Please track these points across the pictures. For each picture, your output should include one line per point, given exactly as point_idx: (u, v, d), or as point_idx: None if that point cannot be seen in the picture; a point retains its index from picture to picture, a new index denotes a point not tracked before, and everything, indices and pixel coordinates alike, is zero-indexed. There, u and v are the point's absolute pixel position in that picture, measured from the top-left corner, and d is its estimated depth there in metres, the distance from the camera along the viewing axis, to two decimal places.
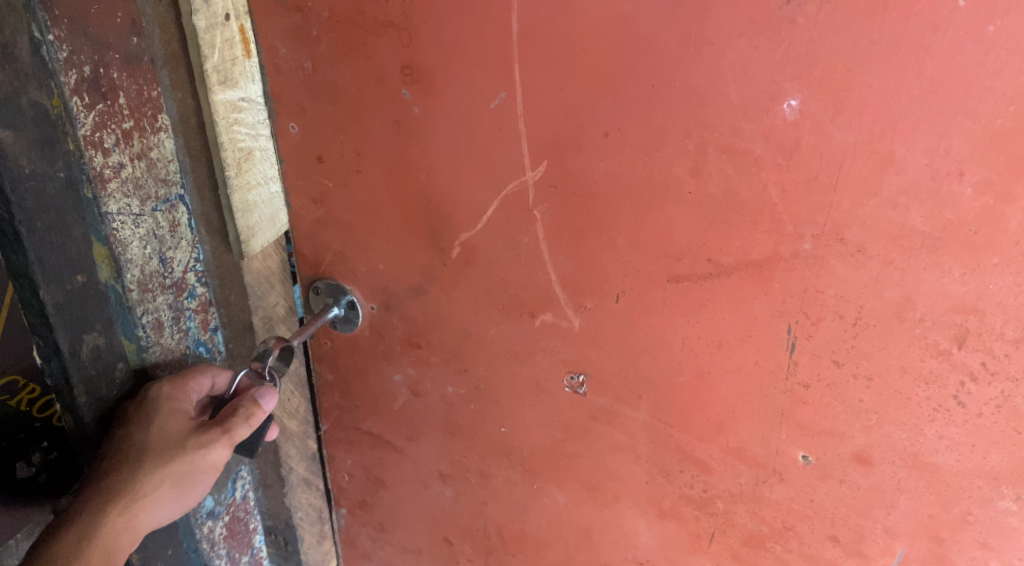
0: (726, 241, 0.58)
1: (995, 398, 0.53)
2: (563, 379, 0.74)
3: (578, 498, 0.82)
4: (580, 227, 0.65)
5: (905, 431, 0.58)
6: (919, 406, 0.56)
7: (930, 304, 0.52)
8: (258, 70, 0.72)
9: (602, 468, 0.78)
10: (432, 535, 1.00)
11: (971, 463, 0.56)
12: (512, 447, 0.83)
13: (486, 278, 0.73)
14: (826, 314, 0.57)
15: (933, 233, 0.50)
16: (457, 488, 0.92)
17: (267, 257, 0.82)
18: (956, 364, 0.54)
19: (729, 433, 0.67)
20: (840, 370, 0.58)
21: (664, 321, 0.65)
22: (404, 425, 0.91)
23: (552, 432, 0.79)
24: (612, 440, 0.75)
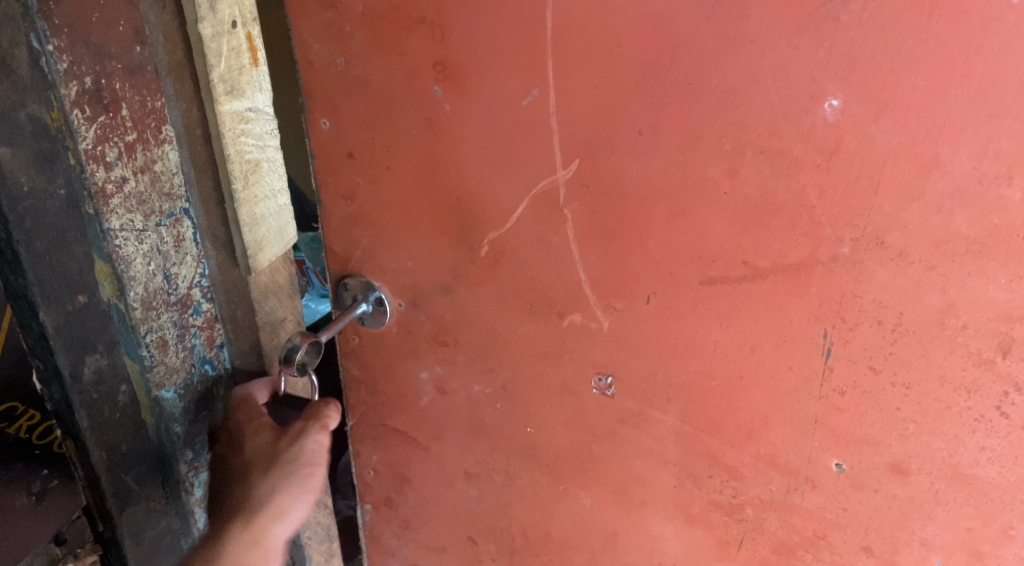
0: (761, 244, 0.57)
1: None
2: (591, 380, 0.74)
3: (604, 501, 0.81)
4: (610, 227, 0.64)
5: (944, 441, 0.56)
6: (960, 416, 0.55)
7: (973, 311, 0.51)
8: (265, 80, 0.73)
9: (629, 471, 0.77)
10: (456, 534, 1.00)
11: (1013, 476, 0.54)
12: (538, 447, 0.83)
13: (515, 278, 0.73)
14: (863, 320, 0.55)
15: (980, 239, 0.49)
16: (482, 487, 0.92)
17: (273, 271, 0.81)
18: (999, 374, 0.52)
19: (761, 439, 0.66)
20: (877, 377, 0.57)
21: (696, 325, 0.64)
22: (431, 422, 0.92)
23: (579, 434, 0.78)
24: (639, 444, 0.74)
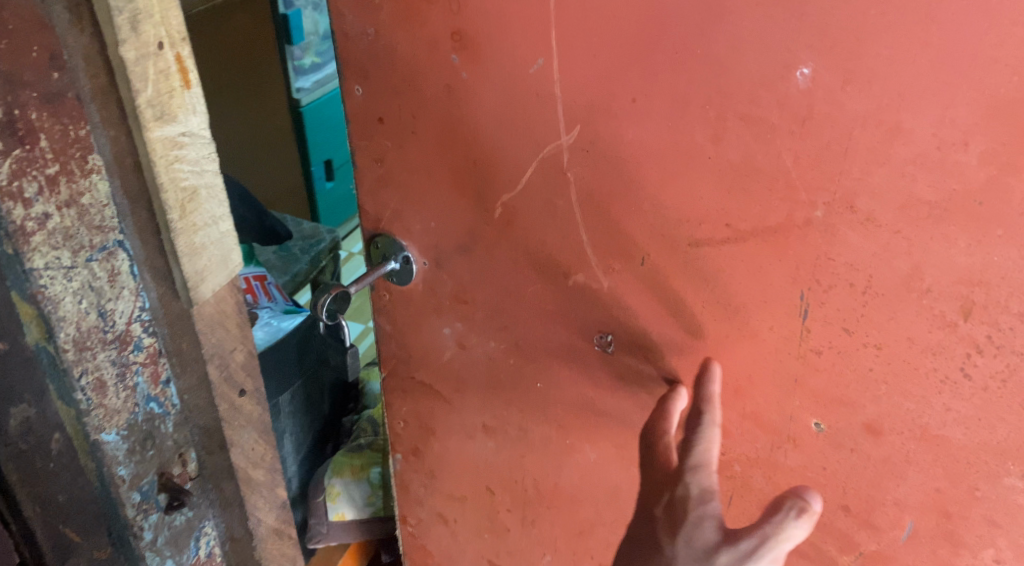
0: (744, 208, 0.60)
1: (1000, 371, 0.53)
2: (593, 338, 0.78)
3: (607, 455, 0.86)
4: (610, 190, 0.68)
5: (913, 402, 0.58)
6: (926, 376, 0.57)
7: (937, 274, 0.53)
8: (198, 102, 0.74)
9: (630, 426, 0.81)
10: (475, 484, 1.06)
11: (977, 438, 0.56)
12: (547, 402, 0.88)
13: (525, 239, 0.78)
14: (837, 282, 0.58)
15: (941, 203, 0.51)
16: (499, 440, 0.98)
17: (220, 301, 0.84)
18: (962, 336, 0.54)
19: (747, 398, 0.69)
20: (851, 338, 0.59)
21: (686, 285, 0.67)
22: (452, 377, 0.98)
23: (584, 390, 0.83)
24: (637, 399, 0.79)
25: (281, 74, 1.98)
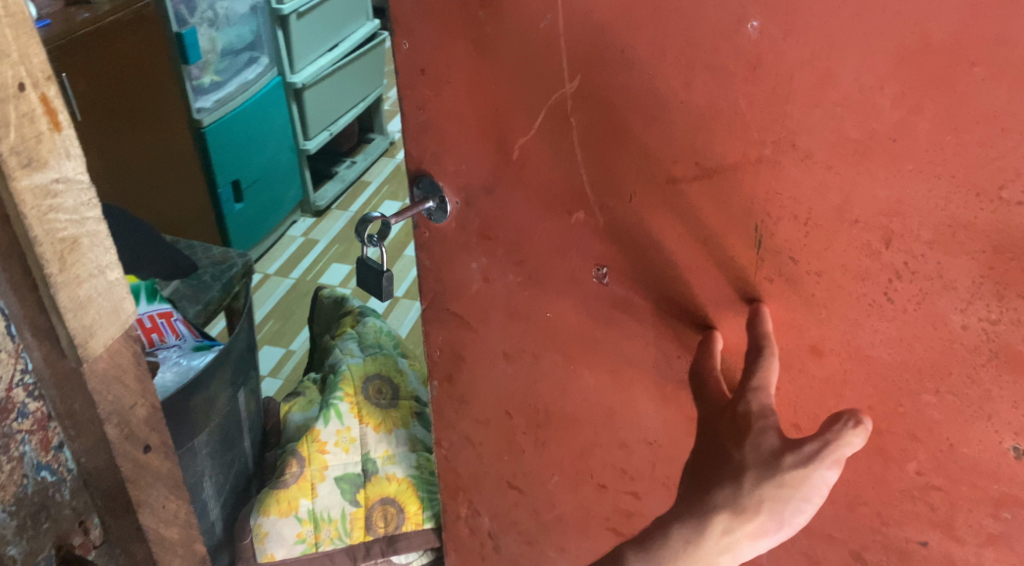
0: (710, 147, 0.69)
1: (916, 295, 0.60)
2: (590, 272, 0.88)
3: (603, 379, 0.97)
4: (607, 134, 0.77)
5: (847, 324, 0.66)
6: (857, 300, 0.64)
7: (863, 206, 0.60)
8: (74, 142, 0.60)
9: (622, 352, 0.92)
10: (496, 410, 1.14)
11: (900, 356, 0.64)
12: (555, 329, 0.98)
13: (537, 179, 0.87)
14: (784, 215, 0.66)
15: (867, 140, 0.58)
16: (517, 366, 1.07)
17: (115, 353, 0.68)
18: (884, 263, 0.61)
19: (713, 322, 0.79)
20: (796, 266, 0.67)
21: (664, 219, 0.77)
22: (479, 308, 1.05)
23: (585, 318, 0.93)
24: (627, 327, 0.89)
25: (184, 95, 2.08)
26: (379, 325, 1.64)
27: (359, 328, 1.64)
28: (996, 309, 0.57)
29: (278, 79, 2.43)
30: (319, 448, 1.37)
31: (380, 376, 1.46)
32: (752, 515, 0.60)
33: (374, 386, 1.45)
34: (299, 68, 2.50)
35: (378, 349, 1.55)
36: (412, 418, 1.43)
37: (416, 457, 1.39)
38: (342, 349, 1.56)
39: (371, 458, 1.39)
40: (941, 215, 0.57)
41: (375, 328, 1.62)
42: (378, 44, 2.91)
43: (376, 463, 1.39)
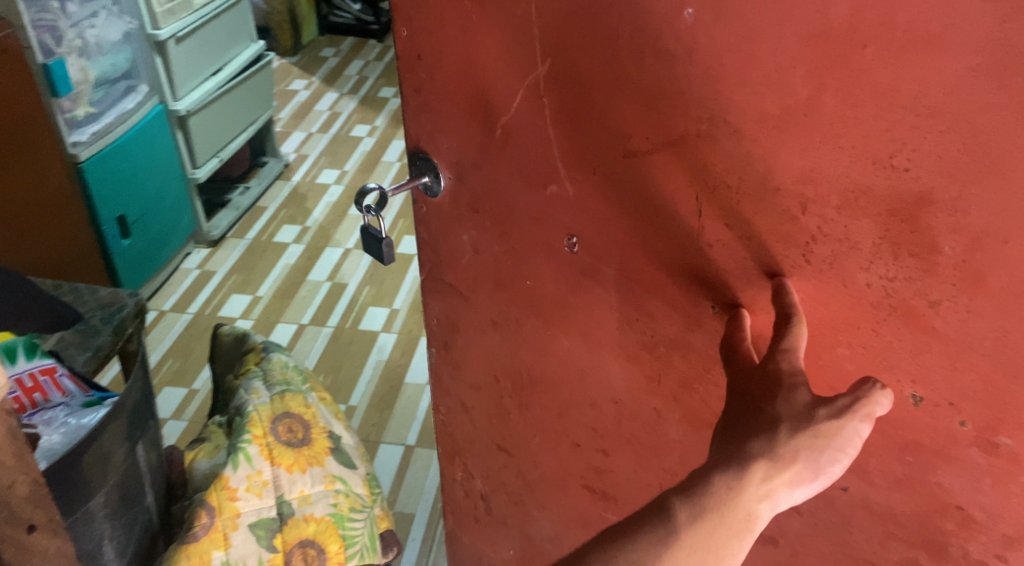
0: (657, 123, 0.75)
1: (827, 257, 0.68)
2: (563, 242, 0.95)
3: (576, 343, 1.04)
4: (579, 111, 0.82)
5: (774, 283, 0.73)
6: (781, 262, 0.71)
7: (783, 175, 0.67)
8: None
9: (591, 318, 0.99)
10: (486, 372, 1.21)
11: (819, 314, 0.71)
12: (534, 297, 1.05)
13: (518, 155, 0.93)
14: (720, 184, 0.73)
15: (783, 116, 0.65)
16: (505, 332, 1.13)
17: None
18: (802, 227, 0.68)
19: (667, 287, 0.86)
20: (731, 231, 0.74)
21: (622, 191, 0.83)
22: (470, 278, 1.12)
23: (561, 285, 1.00)
24: (595, 292, 0.96)
25: (62, 130, 2.04)
26: (284, 362, 1.50)
27: (263, 365, 1.49)
28: (894, 268, 0.64)
29: (159, 107, 2.43)
30: (229, 496, 1.23)
31: (291, 414, 1.40)
32: (792, 462, 0.61)
33: (285, 424, 1.38)
34: (180, 95, 2.50)
35: (287, 387, 1.45)
36: (325, 455, 1.40)
37: (332, 495, 1.36)
38: (247, 390, 1.42)
39: (287, 500, 1.30)
40: (846, 182, 0.64)
41: (280, 364, 1.49)
42: (264, 66, 2.98)
43: (292, 504, 1.30)
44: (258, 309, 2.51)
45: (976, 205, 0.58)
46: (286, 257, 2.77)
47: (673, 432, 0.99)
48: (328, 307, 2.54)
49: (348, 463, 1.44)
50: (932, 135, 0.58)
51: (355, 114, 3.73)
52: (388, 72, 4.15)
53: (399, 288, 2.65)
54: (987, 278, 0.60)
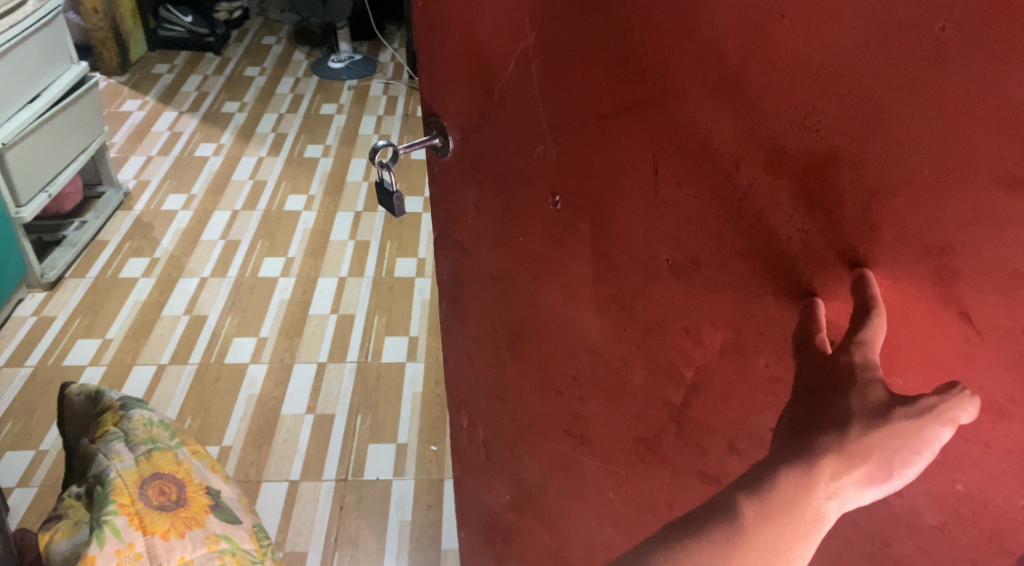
0: (593, 77, 0.59)
1: (750, 211, 0.52)
2: (543, 201, 0.71)
3: (559, 296, 0.77)
4: (560, 63, 0.61)
5: (705, 243, 0.57)
6: (718, 215, 0.55)
7: (724, 133, 0.51)
8: None
9: (567, 274, 0.74)
10: (488, 328, 0.92)
11: (756, 266, 0.54)
12: (504, 234, 0.81)
13: (494, 112, 0.73)
14: (670, 139, 0.55)
15: (743, 63, 0.48)
16: (505, 289, 0.85)
17: None
18: (735, 183, 0.52)
19: (623, 243, 0.65)
20: (678, 191, 0.57)
21: (573, 155, 0.65)
22: (477, 241, 0.86)
23: (552, 241, 0.74)
24: (570, 248, 0.72)
25: None
26: (148, 418, 1.17)
27: (122, 425, 1.15)
28: (809, 219, 0.49)
29: None
30: None
31: (162, 474, 1.09)
32: (864, 460, 0.45)
33: (155, 487, 1.07)
34: None
35: (153, 446, 1.12)
36: (204, 513, 1.09)
37: (217, 557, 1.05)
38: (106, 455, 1.09)
39: None
40: (800, 101, 0.46)
41: (143, 420, 1.15)
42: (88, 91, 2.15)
43: None
44: (111, 353, 1.83)
45: (883, 156, 0.44)
46: (136, 293, 2.02)
47: (636, 375, 0.71)
48: (188, 342, 1.87)
49: (232, 519, 1.13)
50: (864, 64, 0.43)
51: (200, 131, 2.74)
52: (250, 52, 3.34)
53: (266, 313, 1.97)
54: (883, 231, 0.46)
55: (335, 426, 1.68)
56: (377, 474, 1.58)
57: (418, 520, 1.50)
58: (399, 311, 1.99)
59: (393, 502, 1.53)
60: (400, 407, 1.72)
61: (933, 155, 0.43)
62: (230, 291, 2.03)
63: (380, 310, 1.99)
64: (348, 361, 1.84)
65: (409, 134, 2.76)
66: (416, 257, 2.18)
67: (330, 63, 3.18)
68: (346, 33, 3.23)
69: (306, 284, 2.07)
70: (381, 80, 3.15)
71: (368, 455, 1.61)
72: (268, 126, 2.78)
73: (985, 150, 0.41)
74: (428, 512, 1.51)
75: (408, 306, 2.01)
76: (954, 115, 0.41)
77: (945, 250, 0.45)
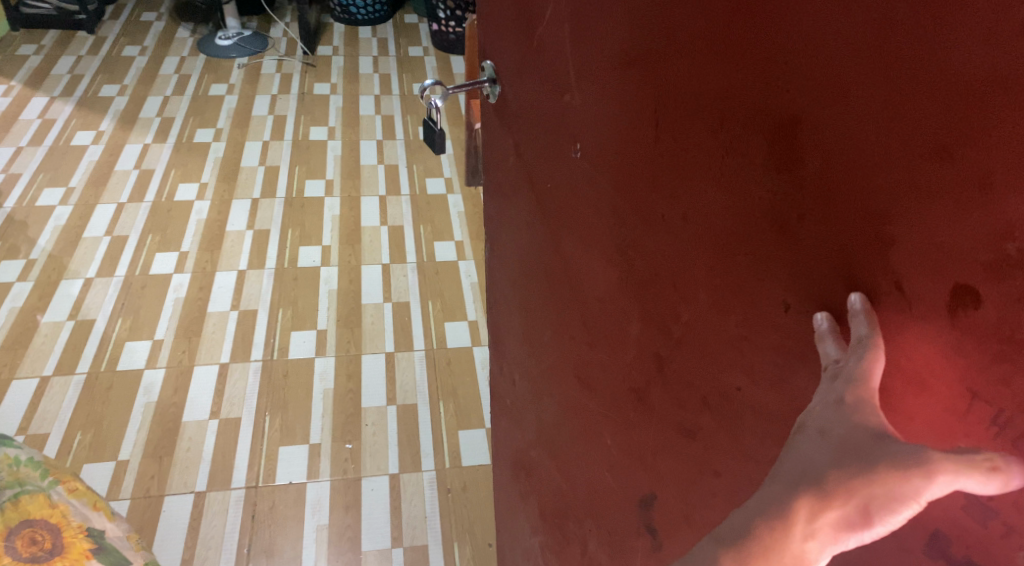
0: (610, 22, 0.55)
1: (731, 168, 0.45)
2: (570, 151, 0.67)
3: (574, 240, 0.70)
4: (592, 7, 0.58)
5: (695, 195, 0.49)
6: (705, 169, 0.47)
7: (713, 79, 0.45)
8: None
9: (576, 222, 0.69)
10: (519, 267, 0.88)
11: (737, 222, 0.46)
12: (534, 177, 0.77)
13: (534, 60, 0.71)
14: (668, 85, 0.50)
15: (731, 13, 0.43)
16: (535, 234, 0.80)
17: None
18: (718, 139, 0.46)
19: (628, 193, 0.58)
20: (673, 141, 0.50)
21: (591, 106, 0.61)
22: (511, 187, 0.86)
23: (571, 187, 0.68)
24: (583, 196, 0.66)
25: None
26: (13, 457, 0.93)
27: None
28: (793, 182, 0.41)
29: None
30: None
31: (32, 522, 0.90)
32: (841, 503, 0.37)
33: (23, 538, 0.89)
34: None
35: (19, 490, 0.91)
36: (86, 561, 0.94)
37: None
38: None
39: None
40: (772, 42, 0.40)
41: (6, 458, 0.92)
42: None
43: None
44: None
45: (836, 118, 0.37)
46: (11, 298, 1.90)
47: (633, 327, 0.61)
48: (74, 350, 1.78)
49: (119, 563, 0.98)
50: (825, 18, 0.37)
51: (75, 117, 2.58)
52: (128, 29, 3.17)
53: (161, 311, 1.90)
54: (835, 198, 0.38)
55: (241, 432, 1.63)
56: (289, 478, 1.55)
57: (335, 522, 1.48)
58: (304, 303, 1.95)
59: (309, 506, 1.50)
60: (311, 405, 1.69)
61: (874, 120, 0.35)
62: (119, 291, 1.94)
63: (284, 304, 1.94)
64: (251, 361, 1.78)
65: (306, 114, 2.70)
66: (319, 245, 2.13)
67: (216, 39, 3.07)
68: (232, 8, 3.11)
69: (202, 280, 1.99)
70: (273, 56, 3.05)
71: (279, 458, 1.58)
72: (152, 110, 2.65)
73: (925, 116, 0.33)
74: (345, 514, 1.49)
75: (314, 298, 1.96)
76: (894, 78, 0.34)
77: (882, 218, 0.36)
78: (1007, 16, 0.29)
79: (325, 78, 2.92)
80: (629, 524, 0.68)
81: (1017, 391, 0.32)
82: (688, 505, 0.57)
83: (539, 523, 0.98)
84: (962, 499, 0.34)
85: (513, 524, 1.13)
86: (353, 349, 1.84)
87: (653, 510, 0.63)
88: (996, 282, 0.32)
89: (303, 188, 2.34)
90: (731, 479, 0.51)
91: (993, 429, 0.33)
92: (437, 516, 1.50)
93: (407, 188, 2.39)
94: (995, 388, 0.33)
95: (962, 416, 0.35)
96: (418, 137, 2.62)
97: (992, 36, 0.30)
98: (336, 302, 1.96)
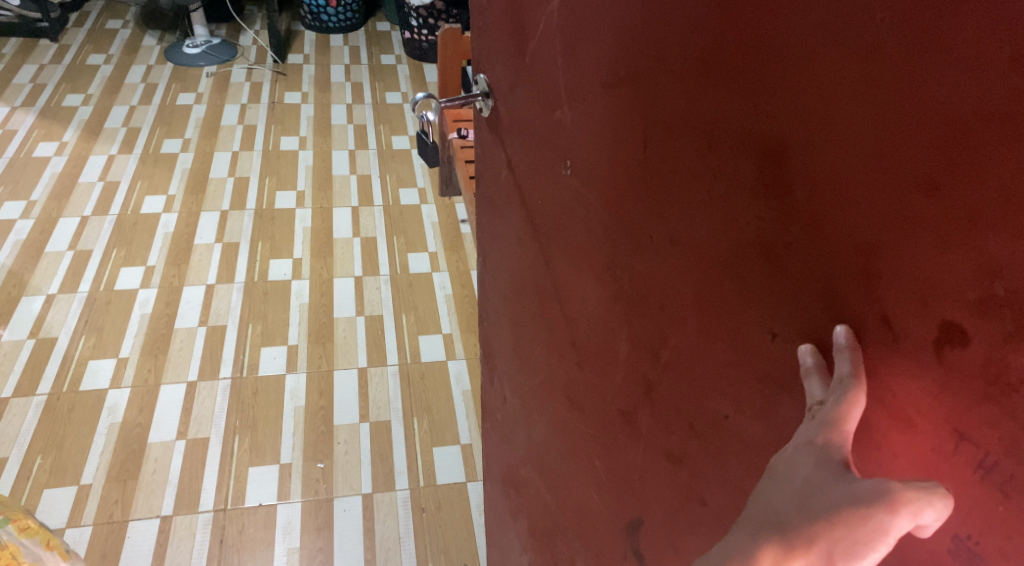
0: (600, 39, 0.55)
1: (718, 193, 0.45)
2: (560, 167, 0.67)
3: (564, 258, 0.69)
4: (582, 25, 0.57)
5: (683, 219, 0.49)
6: (694, 192, 0.47)
7: (701, 102, 0.45)
8: None
9: (568, 236, 0.68)
10: (511, 283, 0.87)
11: (724, 247, 0.45)
12: (525, 190, 0.77)
13: (526, 73, 0.71)
14: (657, 106, 0.49)
15: (720, 37, 0.42)
16: (527, 249, 0.79)
17: None
18: (707, 163, 0.45)
19: (617, 212, 0.57)
20: (662, 162, 0.50)
21: (581, 123, 0.61)
22: (503, 201, 0.85)
23: (562, 204, 0.68)
24: (573, 214, 0.65)
25: None
26: None
27: None
28: (780, 208, 0.40)
29: None
30: None
31: None
32: (806, 550, 0.36)
33: None
34: None
35: None
36: None
37: None
38: None
39: None
40: (760, 66, 0.40)
41: None
42: None
43: None
44: None
45: (824, 147, 0.37)
46: None
47: (622, 346, 0.61)
48: (34, 370, 1.75)
49: None
50: (815, 47, 0.36)
51: (38, 128, 2.55)
52: (93, 37, 3.13)
53: (126, 327, 1.87)
54: (822, 226, 0.38)
55: (210, 451, 1.61)
56: (259, 500, 1.53)
57: (306, 545, 1.45)
58: (274, 318, 1.93)
59: (279, 529, 1.48)
60: (281, 425, 1.67)
61: (863, 150, 0.35)
62: (82, 307, 1.91)
63: (254, 319, 1.92)
64: (220, 379, 1.76)
65: (277, 124, 2.68)
66: (291, 257, 2.11)
67: (184, 48, 3.05)
68: (201, 15, 3.09)
69: (168, 296, 1.97)
70: (244, 64, 3.03)
71: (247, 480, 1.56)
72: (117, 120, 2.62)
73: (914, 149, 0.33)
74: (317, 536, 1.47)
75: (285, 312, 1.95)
76: (882, 110, 0.33)
77: (870, 250, 0.36)
78: (995, 51, 0.29)
79: (296, 87, 2.91)
80: (615, 547, 0.68)
81: (1004, 434, 0.32)
82: (674, 532, 0.57)
83: (528, 541, 0.97)
84: (948, 541, 0.34)
85: (502, 540, 1.12)
86: (325, 365, 1.82)
87: (639, 536, 0.63)
88: (983, 319, 0.32)
89: (274, 200, 2.32)
90: (717, 508, 0.51)
91: (980, 472, 0.33)
92: (411, 536, 1.49)
93: (380, 198, 2.37)
94: (982, 429, 0.33)
95: (949, 456, 0.34)
96: (392, 147, 2.61)
97: (980, 71, 0.30)
98: (307, 316, 1.94)
